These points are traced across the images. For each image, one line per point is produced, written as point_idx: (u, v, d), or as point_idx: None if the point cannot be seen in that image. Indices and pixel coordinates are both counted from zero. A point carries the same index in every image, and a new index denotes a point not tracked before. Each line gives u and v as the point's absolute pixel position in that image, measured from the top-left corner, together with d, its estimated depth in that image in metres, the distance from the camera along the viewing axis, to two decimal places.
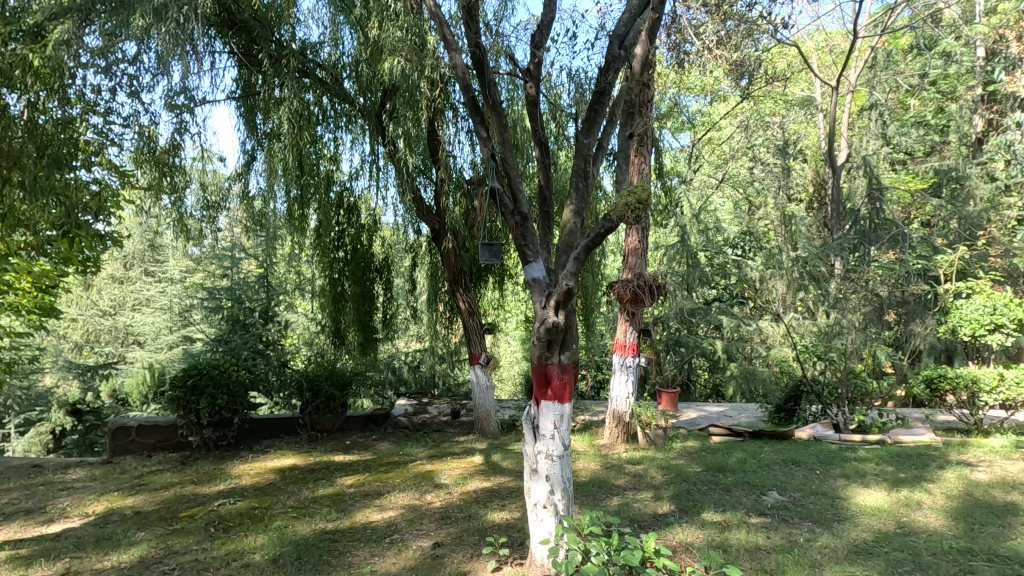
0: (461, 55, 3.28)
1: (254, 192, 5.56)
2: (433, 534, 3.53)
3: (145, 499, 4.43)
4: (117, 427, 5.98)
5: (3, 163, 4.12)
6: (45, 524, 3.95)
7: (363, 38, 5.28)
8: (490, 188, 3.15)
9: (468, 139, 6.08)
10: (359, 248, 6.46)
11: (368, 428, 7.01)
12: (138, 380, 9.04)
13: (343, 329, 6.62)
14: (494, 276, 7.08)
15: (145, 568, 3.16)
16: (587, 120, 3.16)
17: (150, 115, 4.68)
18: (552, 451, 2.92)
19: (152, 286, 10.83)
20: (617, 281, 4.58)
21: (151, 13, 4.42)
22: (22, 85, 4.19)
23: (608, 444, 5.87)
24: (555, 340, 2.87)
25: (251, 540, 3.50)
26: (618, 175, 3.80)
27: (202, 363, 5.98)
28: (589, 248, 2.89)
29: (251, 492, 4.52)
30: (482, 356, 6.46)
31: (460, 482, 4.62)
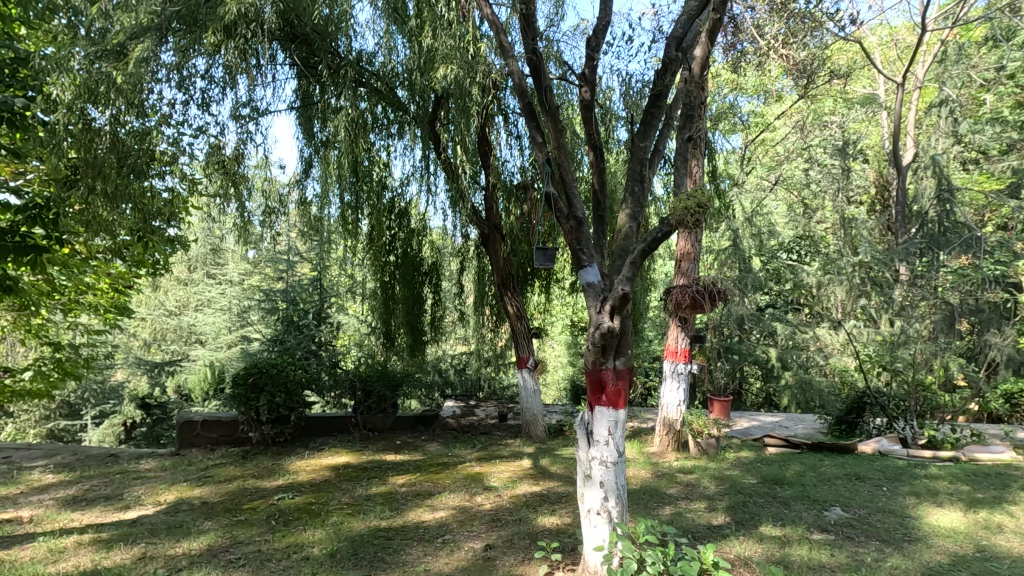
0: (517, 63, 3.35)
1: (311, 198, 5.78)
2: (485, 536, 3.56)
3: (211, 490, 4.66)
4: (183, 422, 6.33)
5: (88, 173, 4.47)
6: (122, 511, 4.21)
7: (415, 47, 5.35)
8: (545, 193, 3.16)
9: (518, 143, 6.14)
10: (409, 251, 6.63)
11: (417, 429, 7.14)
12: (200, 377, 9.42)
13: (393, 331, 6.79)
14: (540, 281, 7.10)
15: (213, 556, 3.32)
16: (643, 124, 3.14)
17: (219, 127, 4.98)
18: (606, 457, 2.90)
19: (214, 287, 11.37)
20: (674, 287, 4.42)
21: (222, 29, 4.72)
22: (106, 101, 4.50)
23: (658, 452, 5.76)
24: (611, 345, 2.85)
25: (310, 534, 3.62)
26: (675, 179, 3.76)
27: (261, 363, 6.26)
28: (646, 252, 2.87)
29: (309, 487, 4.69)
30: (529, 360, 6.44)
31: (510, 484, 4.64)
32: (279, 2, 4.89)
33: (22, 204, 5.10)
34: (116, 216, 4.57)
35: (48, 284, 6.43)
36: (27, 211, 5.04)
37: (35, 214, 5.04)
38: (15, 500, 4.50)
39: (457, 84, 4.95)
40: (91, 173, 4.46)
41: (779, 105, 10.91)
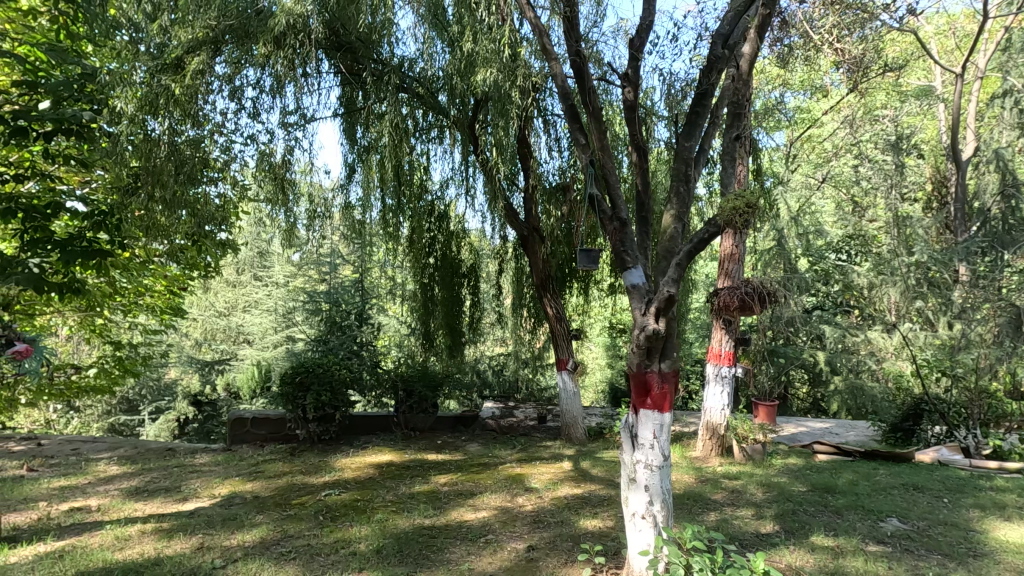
0: (559, 66, 3.38)
1: (355, 202, 5.79)
2: (527, 537, 3.57)
3: (262, 485, 4.83)
4: (234, 418, 6.57)
5: (147, 181, 4.76)
6: (180, 502, 4.42)
7: (455, 52, 5.41)
8: (588, 195, 3.17)
9: (558, 145, 6.16)
10: (448, 254, 6.73)
11: (457, 429, 7.23)
12: (248, 376, 9.79)
13: (432, 332, 6.89)
14: (578, 283, 7.06)
15: (265, 549, 3.45)
16: (688, 124, 3.13)
17: (269, 135, 5.16)
18: (651, 460, 2.87)
19: (261, 289, 11.77)
20: (721, 288, 4.18)
21: (272, 41, 4.91)
22: (165, 112, 4.78)
23: (701, 457, 5.65)
24: (655, 347, 2.84)
25: (356, 530, 3.71)
26: (723, 179, 3.68)
27: (307, 362, 6.45)
28: (692, 253, 2.86)
29: (354, 484, 4.80)
30: (569, 361, 6.43)
31: (551, 486, 4.63)
32: (325, 12, 5.03)
33: (89, 211, 5.40)
34: (173, 221, 4.83)
35: (110, 286, 6.81)
36: (93, 217, 5.38)
37: (99, 220, 5.32)
38: (84, 489, 4.78)
39: (496, 87, 4.97)
40: (151, 181, 4.73)
41: (826, 100, 10.56)
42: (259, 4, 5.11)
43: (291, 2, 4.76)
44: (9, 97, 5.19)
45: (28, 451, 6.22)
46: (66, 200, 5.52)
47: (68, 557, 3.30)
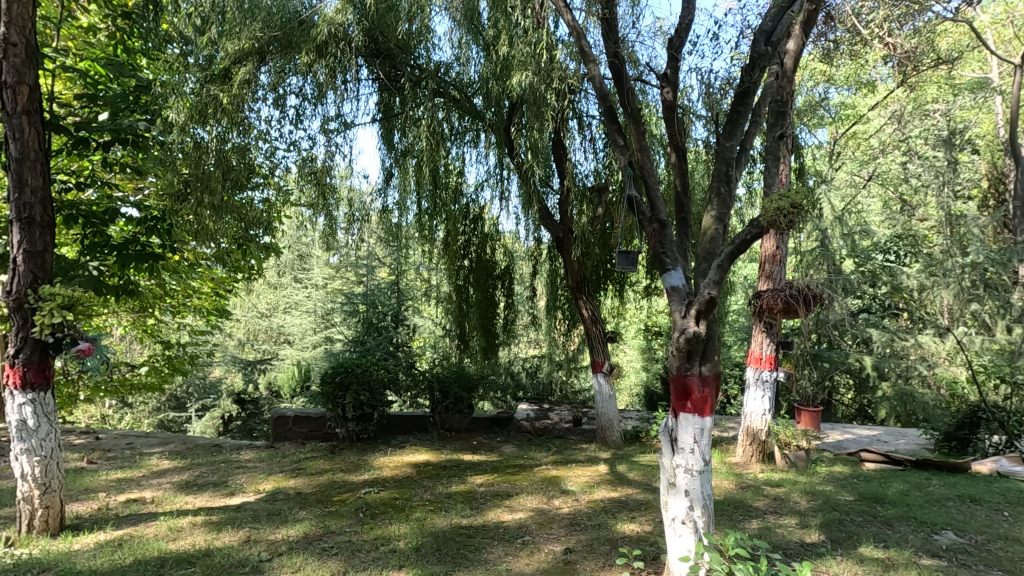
0: (597, 67, 3.38)
1: (392, 207, 5.81)
2: (564, 539, 3.57)
3: (304, 482, 4.97)
4: (277, 416, 6.77)
5: (196, 188, 5.00)
6: (228, 496, 4.59)
7: (490, 57, 5.45)
8: (628, 196, 3.16)
9: (592, 146, 6.11)
10: (483, 256, 6.78)
11: (492, 430, 7.27)
12: (289, 375, 10.09)
13: (467, 334, 6.96)
14: (614, 285, 6.99)
15: (309, 544, 3.55)
16: (729, 123, 3.07)
17: (310, 141, 5.31)
18: (692, 465, 2.83)
19: (301, 291, 12.10)
20: (764, 291, 4.02)
21: (314, 50, 5.06)
22: (213, 121, 4.98)
23: (741, 463, 5.53)
24: (696, 350, 2.81)
25: (396, 528, 3.78)
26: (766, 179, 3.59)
27: (347, 362, 6.62)
28: (734, 255, 2.83)
29: (392, 483, 4.89)
30: (605, 364, 6.40)
31: (587, 489, 4.61)
32: (365, 21, 5.14)
33: (143, 217, 5.68)
34: (221, 226, 5.04)
35: (161, 288, 7.11)
36: (146, 223, 5.68)
37: (152, 225, 5.64)
38: (139, 482, 5.02)
39: (532, 90, 4.98)
40: (200, 188, 4.97)
41: (872, 95, 10.20)
42: (301, 15, 5.25)
43: (332, 13, 4.96)
44: (72, 110, 5.53)
45: (88, 444, 6.57)
46: (121, 206, 5.81)
47: (126, 545, 3.47)
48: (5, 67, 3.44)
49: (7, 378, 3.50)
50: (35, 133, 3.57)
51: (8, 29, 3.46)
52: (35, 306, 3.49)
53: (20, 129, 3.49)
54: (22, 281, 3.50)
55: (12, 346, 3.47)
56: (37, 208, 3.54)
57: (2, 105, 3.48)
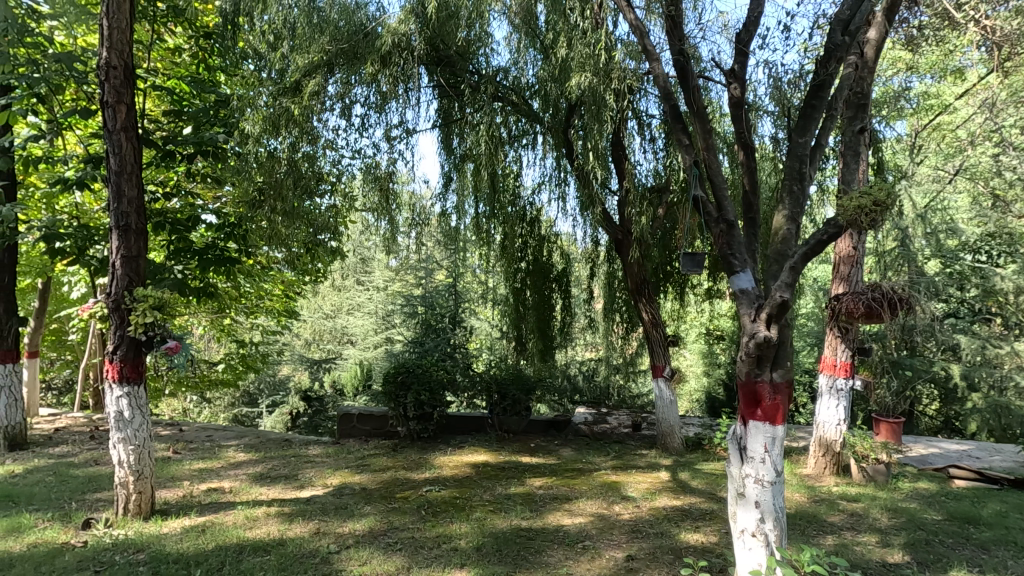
0: (661, 65, 3.38)
1: (450, 210, 5.86)
2: (626, 546, 3.51)
3: (369, 478, 5.14)
4: (342, 413, 7.05)
5: (268, 195, 5.30)
6: (299, 489, 4.80)
7: (548, 59, 5.44)
8: (693, 196, 3.10)
9: (651, 147, 5.93)
10: (540, 258, 6.79)
11: (550, 433, 7.25)
12: (352, 374, 10.49)
13: (524, 336, 6.99)
14: (674, 287, 6.81)
15: (375, 539, 3.66)
16: (802, 118, 2.99)
17: (374, 148, 5.49)
18: (763, 475, 2.73)
19: (363, 294, 12.58)
20: (843, 294, 3.79)
21: (378, 60, 5.24)
22: (285, 131, 5.25)
23: (813, 475, 5.25)
24: (767, 356, 2.69)
25: (457, 527, 3.83)
26: (845, 175, 3.10)
27: (408, 362, 6.80)
28: (808, 255, 2.72)
29: (452, 482, 4.97)
30: (665, 369, 6.24)
31: (649, 496, 4.51)
32: (426, 29, 5.27)
33: (222, 223, 6.08)
34: (292, 231, 5.33)
35: (236, 290, 7.53)
36: (224, 228, 6.10)
37: (230, 231, 6.06)
38: (218, 472, 5.34)
39: (592, 91, 4.94)
40: (273, 195, 5.26)
41: (960, 83, 9.45)
42: (367, 27, 5.43)
43: (395, 24, 5.20)
44: (160, 125, 5.97)
45: (174, 435, 7.06)
46: (202, 213, 6.21)
47: (209, 532, 3.70)
48: (107, 88, 3.78)
49: (107, 372, 3.82)
50: (131, 148, 3.89)
51: (109, 54, 3.78)
52: (130, 306, 3.79)
53: (118, 144, 3.82)
54: (120, 285, 3.82)
55: (112, 343, 3.80)
56: (133, 217, 3.85)
57: (104, 122, 3.82)
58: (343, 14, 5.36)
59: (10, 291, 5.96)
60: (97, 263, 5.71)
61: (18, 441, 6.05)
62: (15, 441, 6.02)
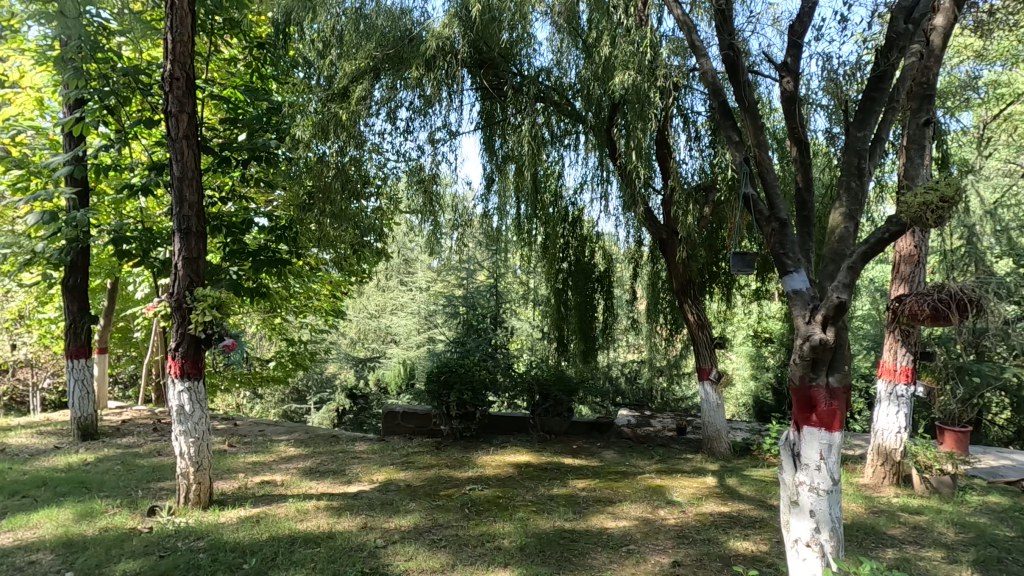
0: (709, 60, 3.33)
1: (492, 210, 5.88)
2: (672, 552, 3.44)
3: (413, 475, 5.22)
4: (387, 411, 7.19)
5: (317, 198, 5.47)
6: (346, 485, 4.93)
7: (590, 58, 5.40)
8: (743, 194, 3.03)
9: (697, 145, 5.82)
10: (582, 258, 6.73)
11: (592, 435, 7.19)
12: (396, 372, 10.75)
13: (566, 337, 6.95)
14: (720, 288, 6.64)
15: (420, 535, 3.72)
16: (861, 111, 2.91)
17: (419, 151, 5.58)
18: (818, 483, 2.64)
19: (406, 294, 12.86)
20: (906, 295, 3.57)
21: (423, 64, 5.34)
22: (334, 137, 5.41)
23: (870, 485, 5.01)
24: (823, 359, 2.59)
25: (500, 526, 3.85)
26: (909, 170, 2.95)
27: (451, 361, 6.86)
28: (867, 254, 2.60)
29: (495, 482, 5.00)
30: (712, 371, 6.09)
31: (695, 501, 4.41)
32: (469, 32, 5.33)
33: (273, 226, 6.31)
34: (340, 232, 5.48)
35: (287, 290, 7.80)
36: (275, 231, 6.34)
37: (281, 233, 6.30)
38: (271, 466, 5.54)
39: (636, 89, 4.87)
40: (322, 198, 5.43)
41: None
42: (411, 32, 5.53)
43: (439, 28, 5.25)
44: (217, 133, 6.25)
45: (229, 429, 7.38)
46: (255, 216, 6.46)
47: (262, 522, 3.86)
48: (170, 99, 3.99)
49: (170, 368, 4.03)
50: (192, 155, 4.08)
51: (172, 66, 4.00)
52: (191, 305, 3.98)
53: (180, 151, 4.02)
54: (182, 285, 4.02)
55: (174, 341, 4.00)
56: (193, 220, 4.04)
57: (168, 131, 4.03)
58: (389, 20, 5.50)
59: (83, 291, 6.37)
60: (159, 264, 6.03)
61: (90, 431, 6.46)
62: (87, 431, 6.43)
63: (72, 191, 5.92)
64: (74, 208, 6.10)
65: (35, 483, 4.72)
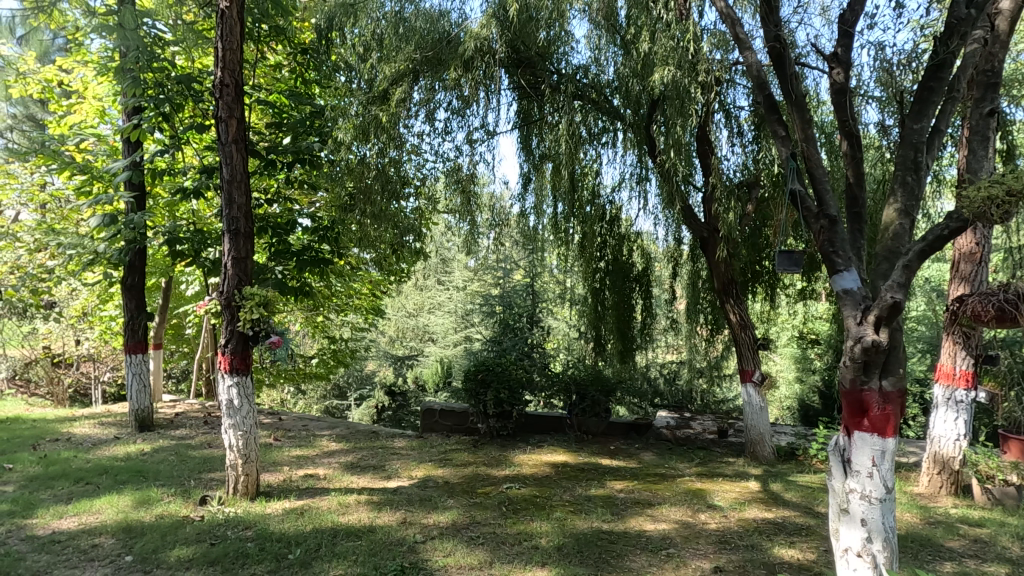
0: (753, 54, 3.25)
1: (529, 209, 5.90)
2: (713, 557, 3.37)
3: (451, 472, 5.28)
4: (425, 408, 7.29)
5: (357, 199, 5.60)
6: (386, 480, 5.03)
7: (629, 55, 5.33)
8: (790, 190, 2.95)
9: (740, 140, 5.67)
10: (619, 257, 6.65)
11: (631, 436, 7.10)
12: (433, 371, 10.96)
13: (603, 337, 6.88)
14: (764, 287, 6.45)
15: (458, 531, 3.76)
16: (918, 102, 2.80)
17: (457, 152, 5.63)
18: (870, 491, 2.54)
19: (444, 293, 13.05)
20: (968, 294, 3.25)
21: (462, 65, 5.38)
22: (374, 139, 5.52)
23: (926, 494, 4.78)
24: (875, 362, 2.49)
25: (538, 525, 3.85)
26: (971, 164, 2.80)
27: (488, 360, 6.89)
28: (925, 252, 2.48)
29: (532, 481, 5.00)
30: (755, 373, 5.92)
31: (737, 506, 4.30)
32: (507, 32, 5.35)
33: (316, 227, 6.48)
34: (380, 233, 5.58)
35: (329, 289, 8.01)
36: (318, 231, 6.52)
37: (323, 234, 6.48)
38: (314, 460, 5.70)
39: (676, 85, 4.78)
40: (363, 200, 5.55)
41: None
42: (450, 34, 5.58)
43: (477, 29, 5.29)
44: (264, 137, 6.47)
45: (275, 423, 7.64)
46: (299, 216, 6.64)
47: (307, 515, 3.97)
48: (220, 105, 4.15)
49: (220, 363, 4.20)
50: (240, 158, 4.23)
51: (222, 73, 4.15)
52: (239, 303, 4.13)
53: (230, 155, 4.17)
54: (231, 284, 4.18)
55: (223, 337, 4.16)
56: (241, 221, 4.19)
57: (218, 136, 4.19)
58: (428, 23, 5.59)
59: (140, 290, 6.70)
60: (210, 264, 6.29)
61: (146, 423, 6.79)
62: (144, 422, 6.76)
63: (131, 195, 6.23)
64: (133, 210, 6.43)
65: (97, 471, 4.99)
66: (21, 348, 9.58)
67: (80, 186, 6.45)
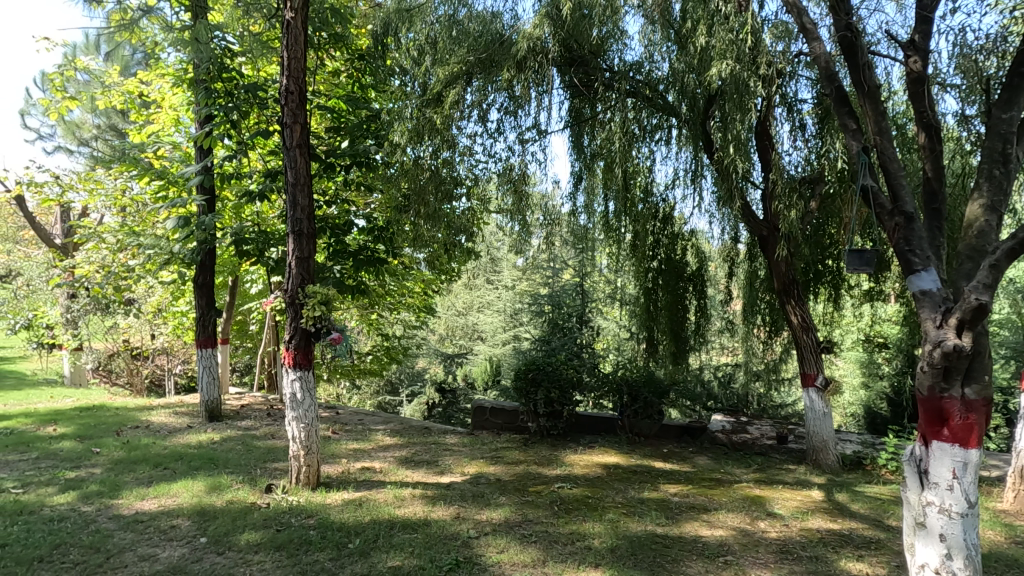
0: (822, 44, 3.14)
1: (578, 209, 5.83)
2: (774, 567, 3.26)
3: (502, 470, 5.33)
4: (476, 406, 7.36)
5: (412, 200, 5.73)
6: (439, 475, 5.12)
7: (684, 49, 5.21)
8: (861, 187, 2.83)
9: (803, 135, 5.44)
10: (673, 256, 6.53)
11: (684, 439, 6.95)
12: (482, 368, 11.09)
13: (656, 338, 6.76)
14: (828, 288, 6.16)
15: (510, 528, 3.79)
16: (1007, 90, 2.67)
17: (510, 152, 5.67)
18: (950, 505, 2.40)
19: (493, 292, 13.21)
20: None
21: (514, 66, 5.41)
22: (428, 140, 5.64)
23: (1012, 511, 4.44)
24: (957, 368, 2.34)
25: (590, 526, 3.83)
26: None
27: (538, 359, 6.90)
28: (1014, 251, 2.32)
29: (584, 481, 4.98)
30: (818, 377, 5.66)
31: (799, 515, 4.13)
32: (560, 31, 5.36)
33: (372, 227, 6.70)
34: (433, 234, 5.72)
35: (384, 287, 8.25)
36: (373, 231, 6.72)
37: (379, 234, 6.69)
38: (370, 453, 5.88)
39: (734, 79, 4.62)
40: (417, 201, 5.68)
41: None
42: (503, 35, 5.62)
43: (530, 29, 5.32)
44: (323, 141, 6.70)
45: (333, 417, 7.92)
46: (354, 217, 6.84)
47: (365, 506, 4.10)
48: (286, 111, 4.34)
49: (284, 358, 4.40)
50: (304, 162, 4.42)
51: (288, 81, 4.34)
52: (303, 301, 4.31)
53: (294, 159, 4.36)
54: (295, 282, 4.37)
55: (288, 333, 4.36)
56: (304, 222, 4.38)
57: (283, 141, 4.39)
58: (481, 24, 5.66)
59: (210, 288, 7.07)
60: (273, 263, 6.59)
61: (215, 413, 7.19)
62: (213, 413, 7.16)
63: (202, 199, 6.62)
64: (204, 213, 6.82)
65: (173, 457, 5.33)
66: (105, 342, 10.33)
67: (156, 191, 6.90)
